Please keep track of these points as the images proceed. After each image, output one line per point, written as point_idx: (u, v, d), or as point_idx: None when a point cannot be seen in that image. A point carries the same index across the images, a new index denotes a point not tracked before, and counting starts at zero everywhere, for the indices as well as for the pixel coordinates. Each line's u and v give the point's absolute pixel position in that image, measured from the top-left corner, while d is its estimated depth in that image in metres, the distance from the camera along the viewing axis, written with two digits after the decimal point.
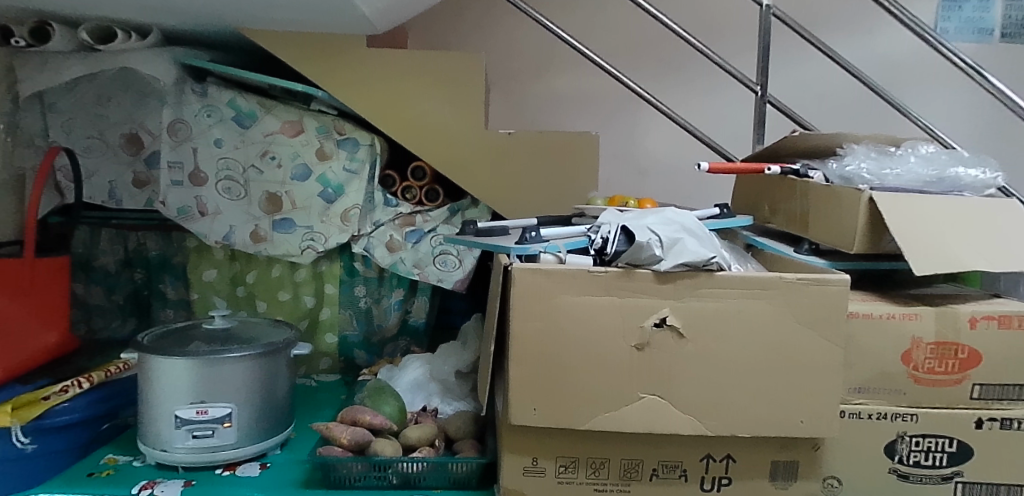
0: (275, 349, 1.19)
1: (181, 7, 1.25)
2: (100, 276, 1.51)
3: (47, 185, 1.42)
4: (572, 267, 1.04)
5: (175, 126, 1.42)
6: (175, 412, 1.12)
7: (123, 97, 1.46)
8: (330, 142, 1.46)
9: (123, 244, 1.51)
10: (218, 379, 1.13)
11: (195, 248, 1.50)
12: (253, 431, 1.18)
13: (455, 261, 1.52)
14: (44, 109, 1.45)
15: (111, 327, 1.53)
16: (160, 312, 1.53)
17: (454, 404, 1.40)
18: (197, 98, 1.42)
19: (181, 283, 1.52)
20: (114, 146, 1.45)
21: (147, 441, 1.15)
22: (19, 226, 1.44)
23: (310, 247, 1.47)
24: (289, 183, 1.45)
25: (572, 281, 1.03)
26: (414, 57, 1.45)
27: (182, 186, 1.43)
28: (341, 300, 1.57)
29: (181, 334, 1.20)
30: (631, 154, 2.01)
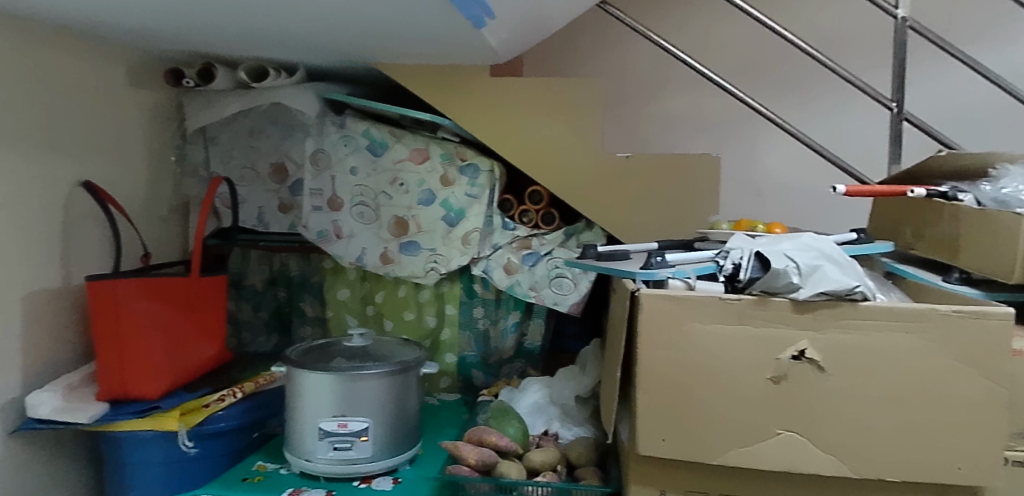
0: (406, 367, 1.24)
1: (325, 45, 1.33)
2: (249, 294, 1.63)
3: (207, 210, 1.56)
4: (702, 294, 1.01)
5: (317, 156, 1.52)
6: (319, 424, 1.19)
7: (272, 130, 1.55)
8: (452, 169, 1.52)
9: (269, 264, 1.62)
10: (356, 394, 1.19)
11: (331, 269, 1.59)
12: (387, 446, 1.23)
13: (571, 284, 1.53)
14: (206, 143, 1.55)
15: (258, 341, 1.65)
16: (299, 328, 1.63)
17: (574, 430, 1.40)
18: (336, 130, 1.51)
19: (319, 301, 1.62)
20: (263, 175, 1.55)
21: (292, 450, 1.21)
22: (181, 247, 1.59)
23: (433, 269, 1.54)
24: (415, 207, 1.52)
25: (705, 308, 1.00)
26: (533, 84, 1.48)
27: (321, 211, 1.52)
28: (460, 321, 1.61)
29: (322, 350, 1.27)
30: (750, 174, 1.94)
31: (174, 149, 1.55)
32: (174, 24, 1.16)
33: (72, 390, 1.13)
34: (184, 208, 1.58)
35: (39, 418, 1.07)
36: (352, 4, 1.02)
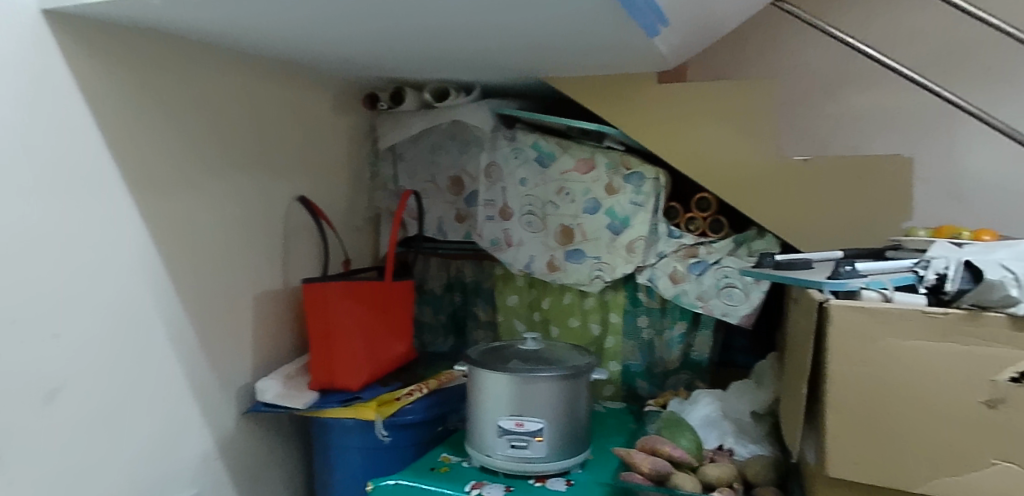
0: (579, 372, 1.26)
1: (499, 64, 1.40)
2: (429, 298, 1.76)
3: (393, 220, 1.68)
4: (899, 306, 0.91)
5: (491, 169, 1.61)
6: (498, 422, 1.25)
7: (451, 146, 1.66)
8: (618, 177, 1.52)
9: (446, 271, 1.75)
10: (532, 395, 1.23)
11: (501, 275, 1.67)
12: (561, 447, 1.25)
13: (742, 295, 1.47)
14: (395, 160, 1.70)
15: (437, 342, 1.76)
16: (473, 331, 1.73)
17: (750, 447, 1.34)
18: (507, 143, 1.59)
19: (490, 306, 1.71)
20: (442, 188, 1.67)
21: (473, 445, 1.28)
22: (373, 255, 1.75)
23: (598, 277, 1.55)
24: (581, 216, 1.54)
25: (901, 322, 0.90)
26: (697, 90, 1.45)
27: (494, 220, 1.61)
28: (624, 330, 1.61)
29: (500, 352, 1.34)
30: (950, 176, 1.74)
31: (368, 166, 1.72)
32: (373, 57, 1.28)
33: (290, 379, 1.27)
34: (375, 219, 1.74)
35: (265, 402, 1.23)
36: (525, 23, 1.07)
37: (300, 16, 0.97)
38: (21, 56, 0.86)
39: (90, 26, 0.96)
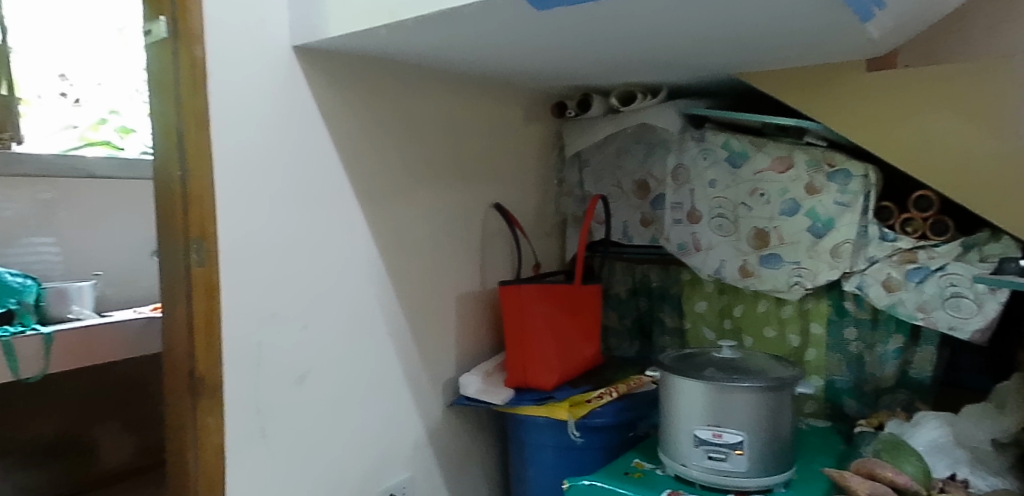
0: (782, 384, 1.18)
1: (690, 63, 1.36)
2: (615, 302, 1.76)
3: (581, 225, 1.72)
4: None
5: (678, 171, 1.56)
6: (694, 431, 1.21)
7: (637, 149, 1.64)
8: (819, 176, 1.38)
9: (631, 275, 1.73)
10: (730, 406, 1.17)
11: (689, 281, 1.62)
12: (765, 463, 1.18)
13: (974, 306, 1.24)
14: (581, 166, 1.72)
15: (623, 346, 1.76)
16: (660, 338, 1.70)
17: (991, 480, 1.18)
18: (696, 144, 1.53)
19: (677, 312, 1.66)
20: (628, 192, 1.67)
21: (668, 452, 1.26)
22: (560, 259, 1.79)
23: (798, 284, 1.42)
24: (777, 219, 1.44)
25: None
26: (913, 73, 1.22)
27: (682, 223, 1.56)
28: (828, 343, 1.47)
29: (695, 359, 1.29)
30: None
31: (556, 173, 1.76)
32: (565, 65, 1.31)
33: (488, 375, 1.34)
34: (562, 225, 1.78)
35: (467, 396, 1.31)
36: (721, 18, 1.04)
37: (500, 26, 1.01)
38: (278, 86, 1.02)
39: (330, 56, 1.10)
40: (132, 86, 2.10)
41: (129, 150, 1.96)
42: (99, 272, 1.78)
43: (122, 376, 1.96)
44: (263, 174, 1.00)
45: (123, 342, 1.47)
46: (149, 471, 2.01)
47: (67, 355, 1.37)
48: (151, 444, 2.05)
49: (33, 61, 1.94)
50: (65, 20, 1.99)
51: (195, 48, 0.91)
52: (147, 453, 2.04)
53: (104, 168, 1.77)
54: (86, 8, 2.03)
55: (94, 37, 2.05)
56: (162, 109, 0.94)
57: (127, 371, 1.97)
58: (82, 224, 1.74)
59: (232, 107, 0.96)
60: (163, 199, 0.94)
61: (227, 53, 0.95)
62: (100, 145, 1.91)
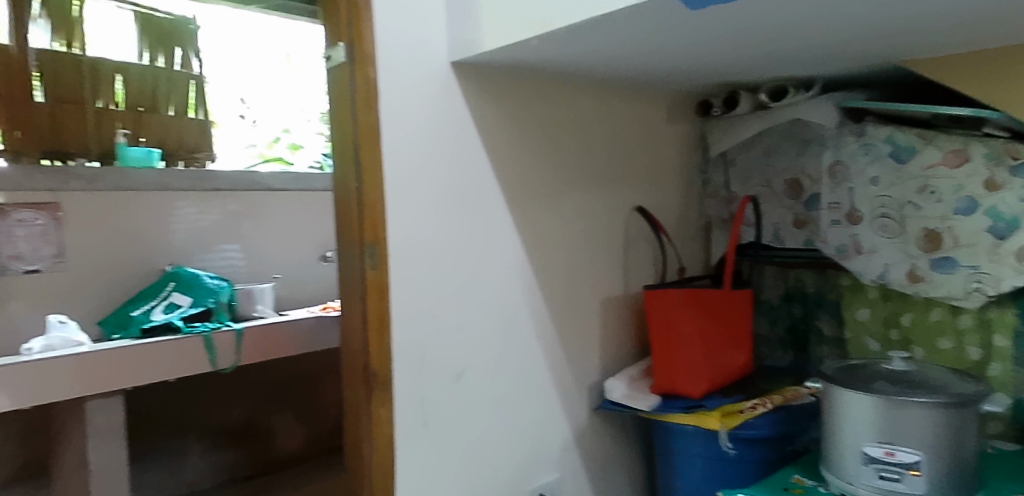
0: (965, 401, 1.06)
1: (848, 55, 1.27)
2: (765, 308, 1.68)
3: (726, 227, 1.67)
4: None
5: (835, 168, 1.45)
6: (862, 448, 1.12)
7: (788, 147, 1.55)
8: (1001, 171, 1.22)
9: (784, 280, 1.64)
10: (904, 423, 1.08)
11: (849, 286, 1.50)
12: (946, 487, 1.08)
13: None
14: (727, 166, 1.66)
15: (775, 355, 1.68)
16: (817, 348, 1.59)
17: None
18: (855, 139, 1.41)
19: (836, 320, 1.55)
20: (778, 192, 1.57)
21: (832, 469, 1.18)
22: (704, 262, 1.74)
23: (977, 290, 1.26)
24: (951, 218, 1.29)
25: None
26: None
27: (840, 225, 1.45)
28: (1019, 356, 1.28)
29: (861, 371, 1.21)
30: None
31: (699, 174, 1.71)
32: (710, 63, 1.27)
33: (634, 380, 1.33)
34: (707, 227, 1.73)
35: (613, 400, 1.31)
36: (883, 10, 0.97)
37: (647, 27, 0.99)
38: (438, 100, 1.08)
39: (483, 69, 1.15)
40: (298, 106, 2.32)
41: (299, 164, 2.14)
42: (277, 275, 1.95)
43: (299, 370, 2.14)
44: (425, 184, 1.06)
45: (300, 338, 1.59)
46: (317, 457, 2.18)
47: (255, 349, 1.51)
48: (318, 434, 2.20)
49: (222, 85, 2.17)
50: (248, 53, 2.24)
51: (369, 69, 0.99)
52: (314, 443, 2.20)
53: (280, 181, 1.95)
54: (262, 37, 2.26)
55: (270, 63, 2.27)
56: (340, 128, 1.04)
57: (303, 367, 2.14)
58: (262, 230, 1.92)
59: (399, 122, 1.03)
60: (341, 209, 1.04)
61: (396, 72, 1.02)
62: (274, 161, 2.13)
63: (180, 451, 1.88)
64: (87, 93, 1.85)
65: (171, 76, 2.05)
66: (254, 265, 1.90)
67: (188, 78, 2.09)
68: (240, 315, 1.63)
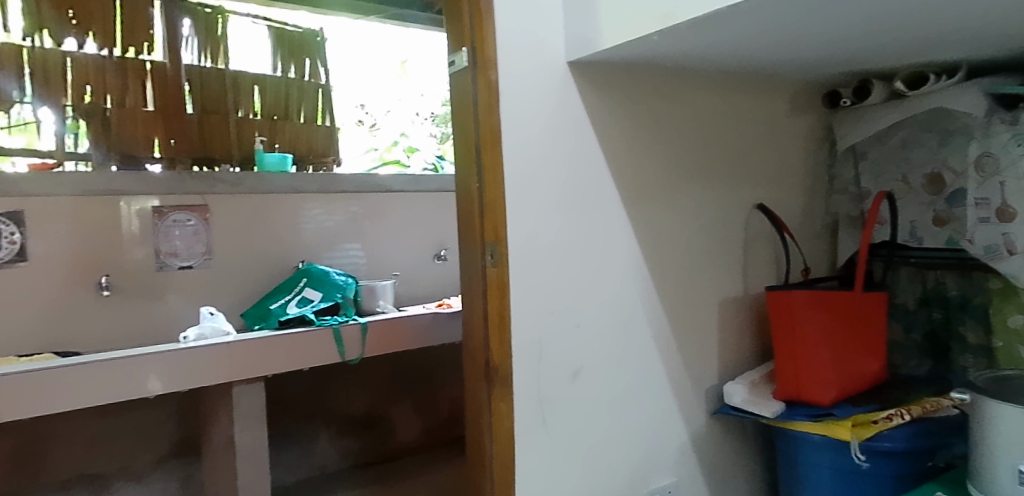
0: None
1: (1002, 37, 1.15)
2: (900, 314, 1.56)
3: (856, 226, 1.57)
4: None
5: (982, 161, 1.29)
6: (1019, 467, 1.01)
7: (929, 138, 1.42)
8: None
9: (922, 282, 1.51)
10: None
11: (1000, 290, 1.34)
12: None
13: None
14: (857, 160, 1.56)
15: (910, 364, 1.56)
16: (959, 356, 1.45)
17: None
18: (1007, 127, 1.24)
19: (983, 327, 1.40)
20: (917, 187, 1.45)
21: (982, 488, 1.08)
22: (830, 263, 1.65)
23: None
24: None
25: None
26: None
27: (989, 223, 1.28)
28: None
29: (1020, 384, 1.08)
30: None
31: (825, 169, 1.62)
32: (842, 50, 1.19)
33: (755, 386, 1.29)
34: (833, 226, 1.63)
35: (733, 405, 1.27)
36: None
37: (778, 16, 0.94)
38: (557, 99, 1.09)
39: (599, 66, 1.14)
40: (412, 110, 2.26)
41: (415, 167, 2.09)
42: (397, 272, 1.95)
43: (416, 361, 2.04)
44: (543, 182, 1.07)
45: (420, 333, 1.58)
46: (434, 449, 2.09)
47: (379, 344, 1.52)
48: (434, 425, 2.10)
49: (345, 88, 2.14)
50: (367, 57, 2.18)
51: (490, 72, 1.00)
52: (430, 434, 2.10)
53: (398, 182, 1.95)
54: (382, 42, 2.19)
55: (388, 69, 2.20)
56: (462, 128, 1.06)
57: (419, 358, 2.05)
58: (382, 230, 1.92)
59: (518, 121, 1.04)
60: (463, 208, 1.07)
61: (515, 72, 1.03)
62: (391, 165, 2.07)
63: (307, 438, 1.85)
64: (230, 103, 1.87)
65: (301, 86, 2.04)
66: (374, 264, 1.91)
67: (317, 86, 2.08)
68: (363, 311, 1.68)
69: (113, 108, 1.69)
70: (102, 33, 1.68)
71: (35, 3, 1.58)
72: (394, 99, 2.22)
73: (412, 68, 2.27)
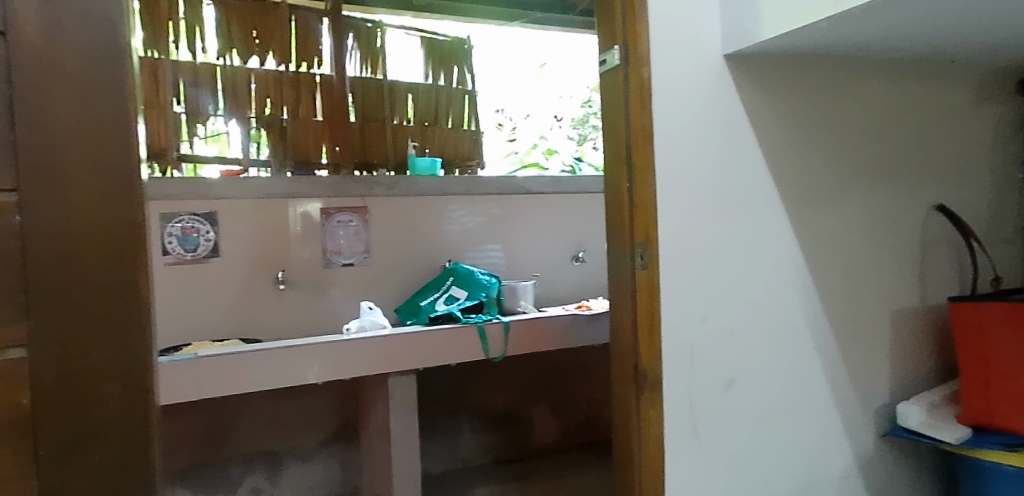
0: None
1: None
2: None
3: None
4: None
5: None
6: None
7: None
8: None
9: None
10: None
11: None
12: None
13: None
14: None
15: None
16: None
17: None
18: None
19: None
20: None
21: None
22: None
23: None
24: None
25: None
26: None
27: None
28: None
29: None
30: None
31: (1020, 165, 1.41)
32: None
33: (935, 407, 1.16)
34: None
35: (908, 428, 1.15)
36: None
37: None
38: (713, 94, 1.03)
39: (757, 59, 1.08)
40: (552, 113, 2.35)
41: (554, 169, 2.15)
42: (537, 273, 1.98)
43: (553, 362, 2.06)
44: (696, 181, 1.02)
45: (560, 334, 1.59)
46: (572, 450, 2.10)
47: (520, 343, 1.55)
48: (570, 428, 2.11)
49: (488, 94, 2.20)
50: (511, 63, 2.25)
51: (642, 70, 0.96)
52: (565, 437, 2.10)
53: (539, 185, 1.99)
54: (523, 48, 2.26)
55: (530, 72, 2.28)
56: (613, 127, 1.03)
57: (556, 360, 2.06)
58: (521, 232, 1.95)
59: (672, 118, 0.99)
60: (612, 208, 1.04)
61: (668, 64, 0.99)
62: (531, 167, 2.16)
63: (451, 432, 1.92)
64: (387, 112, 2.00)
65: (450, 93, 2.11)
66: (514, 264, 1.94)
67: (463, 93, 2.14)
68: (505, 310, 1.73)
69: (289, 119, 1.86)
70: (280, 51, 1.84)
71: (227, 26, 1.78)
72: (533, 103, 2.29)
73: (551, 71, 2.34)
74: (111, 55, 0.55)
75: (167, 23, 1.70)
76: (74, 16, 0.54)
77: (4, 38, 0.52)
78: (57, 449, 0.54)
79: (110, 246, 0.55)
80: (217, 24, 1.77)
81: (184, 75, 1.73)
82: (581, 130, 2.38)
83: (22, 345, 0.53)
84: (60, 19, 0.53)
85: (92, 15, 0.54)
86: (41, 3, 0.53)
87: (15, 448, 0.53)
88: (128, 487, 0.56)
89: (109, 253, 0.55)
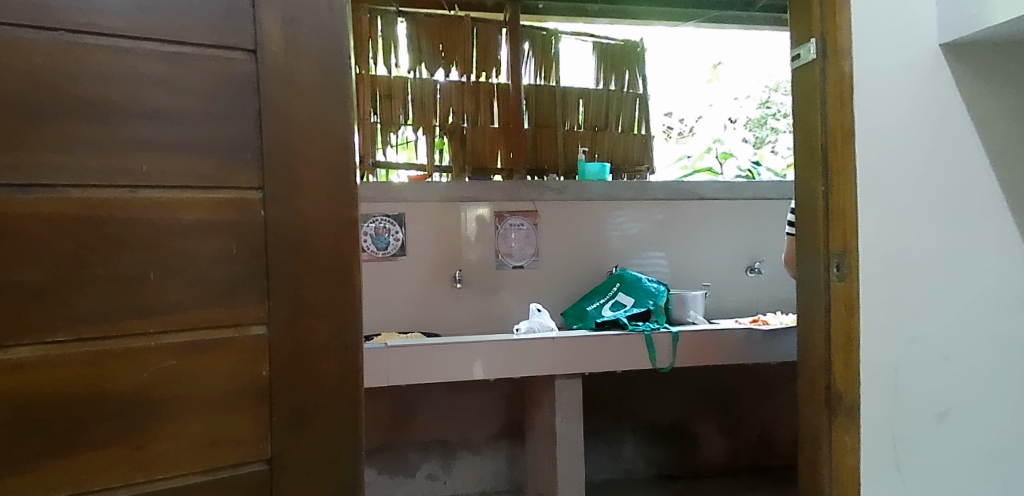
0: None
1: None
2: None
3: None
4: None
5: None
6: None
7: None
8: None
9: None
10: None
11: None
12: None
13: None
14: None
15: None
16: None
17: None
18: None
19: None
20: None
21: None
22: None
23: None
24: None
25: None
26: None
27: None
28: None
29: None
30: None
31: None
32: None
33: None
34: None
35: None
36: None
37: None
38: (928, 87, 0.92)
39: (983, 45, 0.94)
40: (727, 116, 2.27)
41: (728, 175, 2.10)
42: (707, 283, 1.90)
43: (723, 377, 1.95)
44: (907, 185, 0.91)
45: (733, 348, 1.51)
46: (742, 473, 1.97)
47: (690, 354, 1.49)
48: (740, 448, 1.99)
49: (661, 97, 2.16)
50: (684, 65, 2.19)
51: (844, 63, 0.88)
52: (736, 458, 1.99)
53: (712, 190, 1.91)
54: (697, 48, 2.20)
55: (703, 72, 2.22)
56: (807, 127, 0.95)
57: (726, 376, 1.96)
58: (691, 239, 1.89)
59: (878, 114, 0.89)
60: (806, 214, 0.96)
61: (874, 55, 0.89)
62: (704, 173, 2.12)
63: (615, 439, 1.90)
64: (559, 118, 2.04)
65: (621, 97, 2.10)
66: (683, 273, 1.88)
67: (634, 97, 2.11)
68: (673, 319, 1.68)
69: (468, 127, 1.96)
70: (462, 62, 1.96)
71: (417, 41, 1.92)
72: (705, 105, 2.23)
73: (726, 71, 2.26)
74: (336, 70, 0.63)
75: (368, 40, 1.88)
76: (308, 34, 0.61)
77: (254, 54, 0.60)
78: (288, 416, 0.61)
79: (332, 238, 0.63)
80: (408, 40, 1.91)
81: (379, 87, 1.89)
82: (758, 132, 2.30)
83: (262, 323, 0.61)
84: (298, 37, 0.61)
85: (323, 35, 0.62)
86: (284, 24, 0.61)
87: (254, 416, 0.61)
88: (342, 452, 0.64)
89: (331, 244, 0.63)
